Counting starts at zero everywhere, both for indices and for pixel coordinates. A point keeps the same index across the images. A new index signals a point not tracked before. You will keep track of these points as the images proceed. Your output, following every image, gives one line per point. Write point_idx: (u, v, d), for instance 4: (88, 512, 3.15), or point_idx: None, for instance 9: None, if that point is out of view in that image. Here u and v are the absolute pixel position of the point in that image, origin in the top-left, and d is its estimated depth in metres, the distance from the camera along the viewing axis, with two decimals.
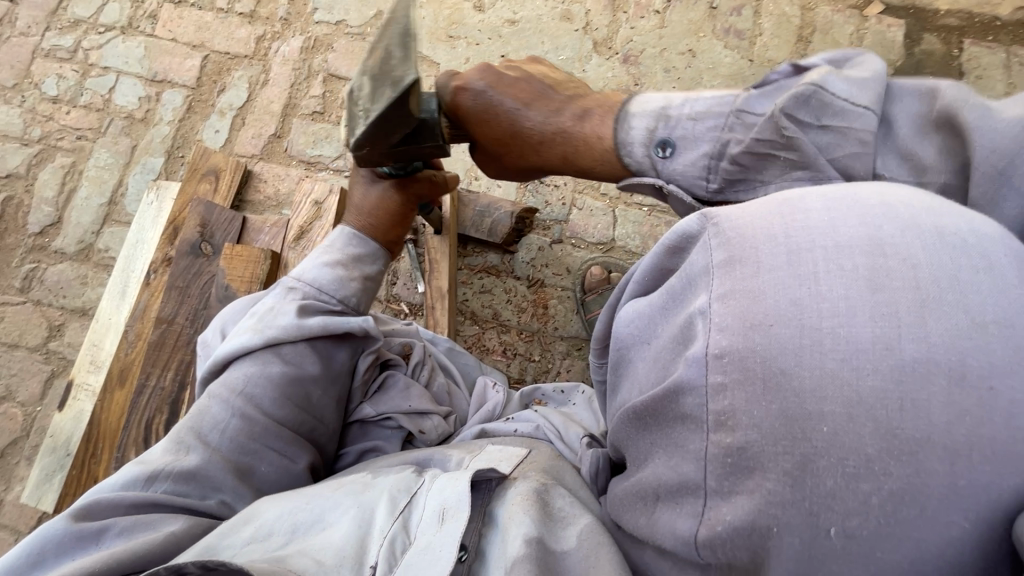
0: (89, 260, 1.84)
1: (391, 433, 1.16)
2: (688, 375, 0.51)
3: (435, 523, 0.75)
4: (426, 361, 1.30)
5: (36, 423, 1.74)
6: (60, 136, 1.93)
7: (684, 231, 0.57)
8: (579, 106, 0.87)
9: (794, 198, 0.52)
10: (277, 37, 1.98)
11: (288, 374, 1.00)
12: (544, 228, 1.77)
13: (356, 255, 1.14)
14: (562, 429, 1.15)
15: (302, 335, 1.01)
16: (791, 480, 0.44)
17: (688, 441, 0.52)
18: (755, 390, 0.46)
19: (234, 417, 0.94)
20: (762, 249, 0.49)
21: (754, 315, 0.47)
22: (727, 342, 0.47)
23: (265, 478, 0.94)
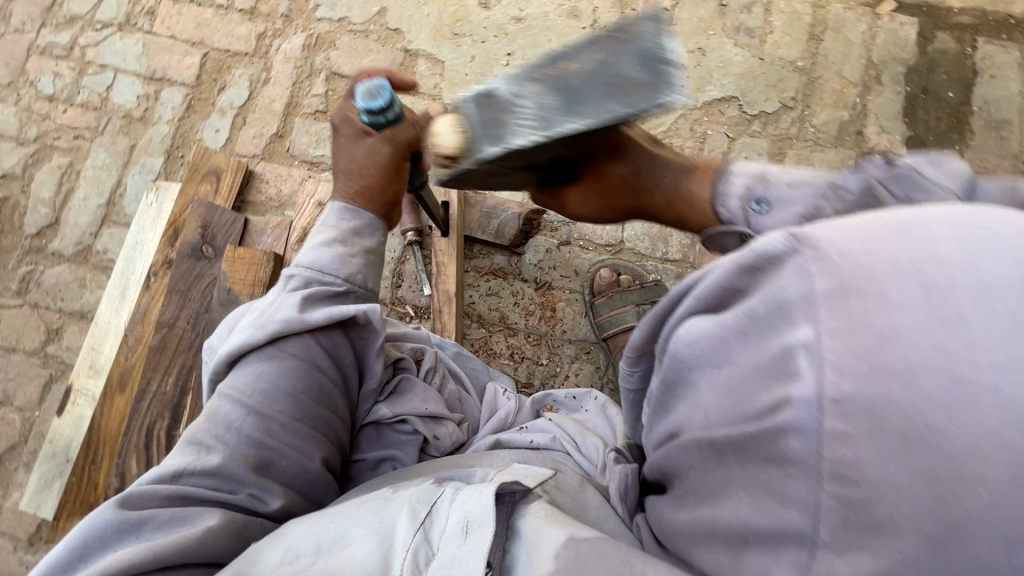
0: (87, 262, 1.81)
1: (406, 439, 1.14)
2: (798, 417, 0.45)
3: (459, 536, 0.73)
4: (438, 367, 1.27)
5: (34, 429, 1.70)
6: (57, 135, 1.89)
7: (768, 252, 0.49)
8: (683, 166, 1.00)
9: (909, 224, 0.44)
10: (278, 34, 1.94)
11: (299, 368, 0.94)
12: (551, 229, 1.74)
13: (354, 230, 1.07)
14: (578, 438, 1.21)
15: (306, 327, 0.95)
16: (934, 544, 0.38)
17: (790, 487, 0.46)
18: (890, 443, 0.40)
19: (248, 415, 0.88)
20: (889, 283, 0.42)
21: (887, 361, 0.40)
22: (848, 385, 0.42)
23: (286, 470, 0.89)
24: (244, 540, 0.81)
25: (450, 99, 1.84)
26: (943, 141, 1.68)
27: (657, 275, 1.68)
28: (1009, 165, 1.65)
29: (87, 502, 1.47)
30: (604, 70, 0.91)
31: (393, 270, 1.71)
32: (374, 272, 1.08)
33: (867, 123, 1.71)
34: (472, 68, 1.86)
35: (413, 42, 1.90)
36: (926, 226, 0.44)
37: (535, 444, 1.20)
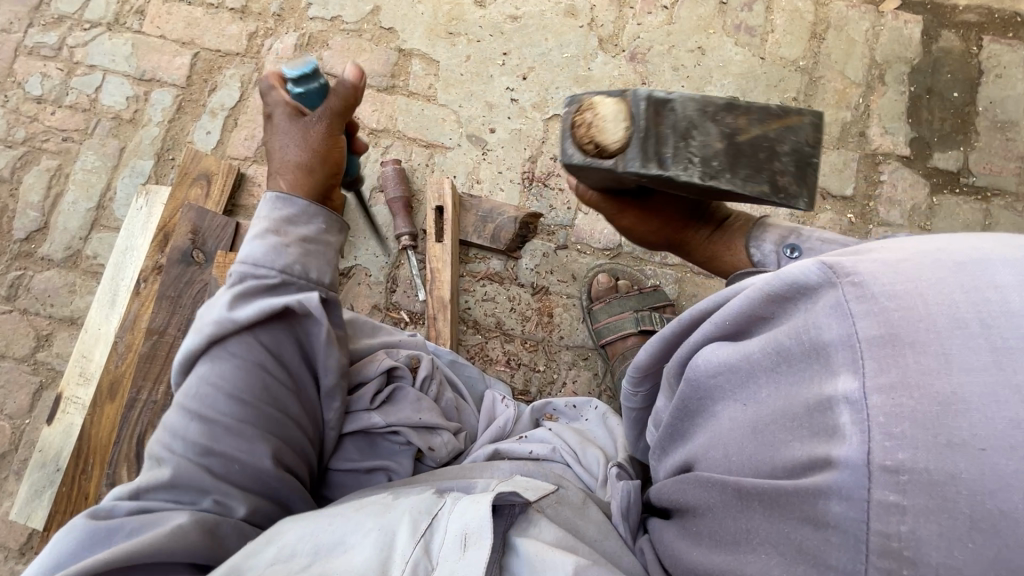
0: (77, 267, 1.78)
1: (400, 449, 1.13)
2: (844, 480, 0.49)
3: (458, 548, 0.77)
4: (434, 376, 1.24)
5: (25, 437, 1.68)
6: (46, 137, 1.86)
7: (805, 282, 0.57)
8: (719, 219, 1.15)
9: (972, 265, 0.50)
10: (270, 34, 1.91)
11: (235, 370, 0.88)
12: (548, 233, 1.70)
13: (288, 219, 0.98)
14: (579, 450, 1.19)
15: (234, 325, 0.89)
16: None
17: (831, 555, 0.50)
18: (956, 526, 0.42)
19: (192, 421, 0.85)
20: (957, 339, 0.46)
21: (957, 433, 0.43)
22: (906, 457, 0.45)
23: (254, 468, 0.86)
24: (219, 539, 0.80)
25: (445, 100, 1.80)
26: (947, 142, 1.66)
27: (655, 280, 1.65)
28: (1015, 167, 1.63)
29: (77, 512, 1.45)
30: (791, 145, 0.91)
31: (388, 275, 1.68)
32: (317, 261, 0.99)
33: (870, 124, 1.68)
34: (467, 69, 1.83)
35: (407, 42, 1.87)
36: (995, 281, 0.48)
37: (535, 454, 1.18)
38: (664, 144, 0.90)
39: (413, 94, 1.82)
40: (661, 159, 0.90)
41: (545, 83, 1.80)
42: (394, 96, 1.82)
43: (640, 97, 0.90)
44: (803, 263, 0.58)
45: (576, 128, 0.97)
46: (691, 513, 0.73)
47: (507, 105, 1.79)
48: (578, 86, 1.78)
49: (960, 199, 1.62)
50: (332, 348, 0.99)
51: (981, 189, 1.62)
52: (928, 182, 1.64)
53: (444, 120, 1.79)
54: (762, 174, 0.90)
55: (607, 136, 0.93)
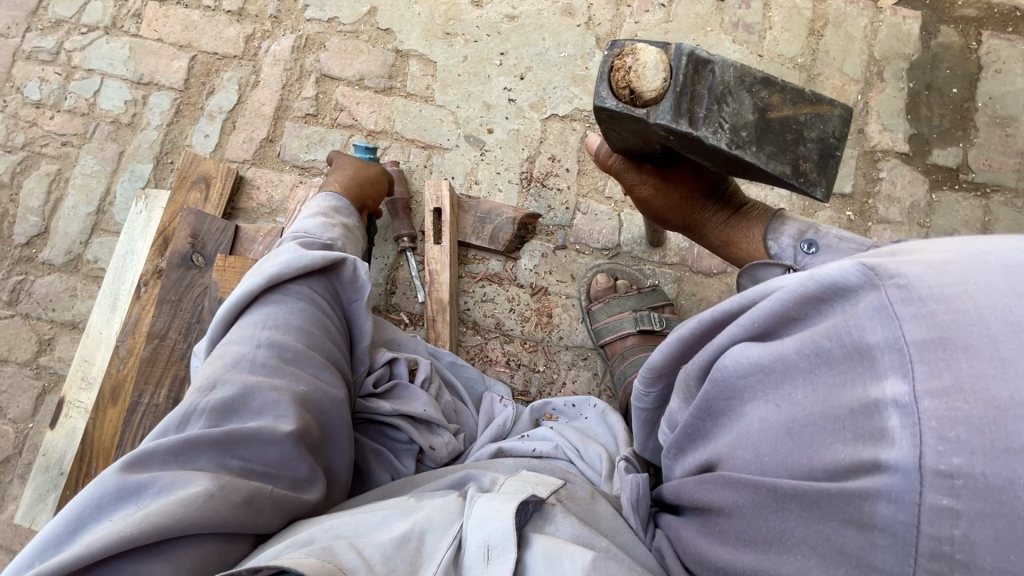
0: (78, 271, 1.79)
1: (401, 446, 1.14)
2: (895, 484, 0.49)
3: (481, 561, 0.77)
4: (433, 377, 1.26)
5: (28, 441, 1.69)
6: (44, 142, 1.86)
7: (846, 283, 0.58)
8: (738, 204, 1.19)
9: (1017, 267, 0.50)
10: (267, 36, 1.90)
11: (300, 306, 1.03)
12: (547, 233, 1.70)
13: (334, 208, 1.33)
14: (581, 447, 1.21)
15: (299, 265, 1.07)
16: None
17: (877, 558, 0.51)
18: (1013, 531, 0.43)
19: (259, 347, 0.92)
20: (1011, 341, 0.46)
21: (1014, 440, 0.43)
22: (961, 464, 0.45)
23: (305, 392, 0.91)
24: (253, 511, 0.76)
25: (443, 101, 1.80)
26: (946, 139, 1.65)
27: (654, 279, 1.66)
28: (1014, 163, 1.62)
29: None
30: (818, 133, 0.93)
31: (387, 276, 1.69)
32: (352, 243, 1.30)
33: (869, 121, 1.67)
34: (464, 69, 1.83)
35: (404, 43, 1.86)
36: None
37: (537, 452, 1.19)
38: (698, 103, 0.89)
39: (411, 95, 1.82)
40: (693, 117, 0.89)
41: (542, 83, 1.80)
42: (392, 97, 1.83)
43: (682, 51, 0.89)
44: (841, 265, 0.59)
45: (614, 72, 0.93)
46: (715, 512, 0.74)
47: (505, 105, 1.79)
48: (575, 85, 1.79)
49: (959, 195, 1.62)
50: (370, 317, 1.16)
51: (981, 185, 1.62)
52: (927, 179, 1.63)
53: (442, 121, 1.79)
54: (787, 155, 0.91)
55: (643, 83, 0.90)
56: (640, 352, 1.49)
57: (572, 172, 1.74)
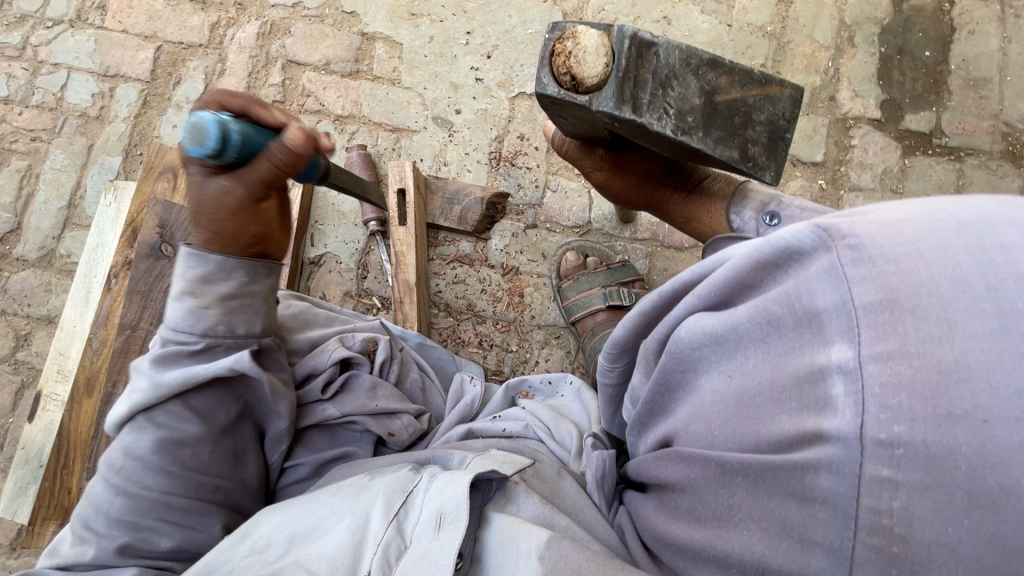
0: (52, 266, 1.79)
1: (361, 435, 1.12)
2: (836, 454, 0.47)
3: (432, 529, 0.77)
4: (392, 359, 1.21)
5: (10, 435, 1.71)
6: (14, 138, 1.85)
7: (800, 245, 0.54)
8: (696, 178, 1.15)
9: (976, 224, 0.47)
10: (232, 23, 1.88)
11: (165, 440, 0.87)
12: (517, 213, 1.69)
13: (201, 277, 0.88)
14: (551, 425, 1.16)
15: (162, 396, 0.87)
16: None
17: (819, 531, 0.49)
18: (952, 501, 0.41)
19: (116, 496, 0.85)
20: (961, 303, 0.43)
21: (958, 406, 0.42)
22: (903, 432, 0.43)
23: (166, 548, 0.87)
24: None
25: (410, 83, 1.79)
26: (919, 103, 1.62)
27: (625, 255, 1.65)
28: (988, 126, 1.59)
29: (60, 506, 1.47)
30: (767, 115, 0.91)
31: (359, 261, 1.68)
32: (242, 319, 0.91)
33: (840, 88, 1.64)
34: (431, 50, 1.81)
35: (370, 25, 1.84)
36: (1000, 240, 0.45)
37: (507, 432, 1.16)
38: (641, 88, 0.84)
39: (378, 78, 1.80)
40: (636, 103, 0.83)
41: (509, 61, 1.78)
42: (358, 81, 1.81)
43: (624, 34, 0.82)
44: (796, 227, 0.55)
45: (555, 56, 0.84)
46: (671, 488, 0.71)
47: (472, 85, 1.77)
48: None
49: (932, 160, 1.59)
50: (281, 397, 0.99)
51: (954, 149, 1.59)
52: (900, 145, 1.61)
53: (409, 103, 1.77)
54: (735, 140, 0.89)
55: (583, 69, 0.81)
56: (611, 327, 1.49)
57: (542, 151, 1.73)
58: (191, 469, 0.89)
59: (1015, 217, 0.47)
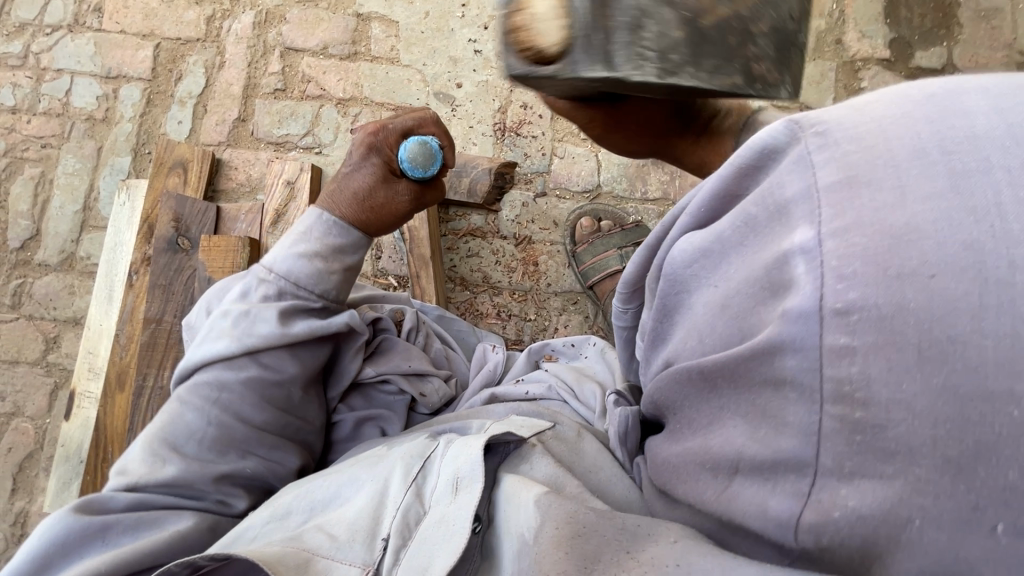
0: (73, 269, 1.83)
1: (393, 399, 1.13)
2: (793, 332, 0.43)
3: (449, 493, 0.75)
4: (420, 327, 1.25)
5: (48, 435, 1.77)
6: (25, 146, 1.88)
7: (772, 142, 0.48)
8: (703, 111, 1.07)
9: (941, 94, 0.42)
10: (228, 15, 1.88)
11: (264, 379, 0.93)
12: (526, 182, 1.69)
13: (337, 247, 0.99)
14: (575, 386, 1.14)
15: (283, 342, 0.93)
16: (953, 468, 0.38)
17: (790, 413, 0.45)
18: (903, 357, 0.38)
19: (211, 425, 0.89)
20: (913, 168, 0.39)
21: (904, 265, 0.38)
22: (858, 296, 0.39)
23: (250, 473, 0.92)
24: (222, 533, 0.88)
25: (408, 60, 1.78)
26: (929, 40, 1.59)
27: (637, 216, 1.64)
28: (1002, 56, 1.56)
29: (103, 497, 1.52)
30: None
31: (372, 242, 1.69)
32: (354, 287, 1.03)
33: (847, 29, 1.61)
34: (427, 27, 1.79)
35: (365, 5, 1.84)
36: (963, 106, 0.41)
37: (530, 395, 1.15)
38: None
39: (376, 58, 1.81)
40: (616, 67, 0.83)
41: None
42: (357, 63, 1.81)
43: None
44: (768, 123, 0.48)
45: None
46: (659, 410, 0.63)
47: (472, 57, 1.76)
48: None
49: None
50: (357, 355, 1.08)
51: None
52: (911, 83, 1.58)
53: (410, 80, 1.77)
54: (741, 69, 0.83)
55: None
56: None
57: (546, 118, 1.72)
58: (279, 408, 0.96)
59: (986, 86, 0.42)
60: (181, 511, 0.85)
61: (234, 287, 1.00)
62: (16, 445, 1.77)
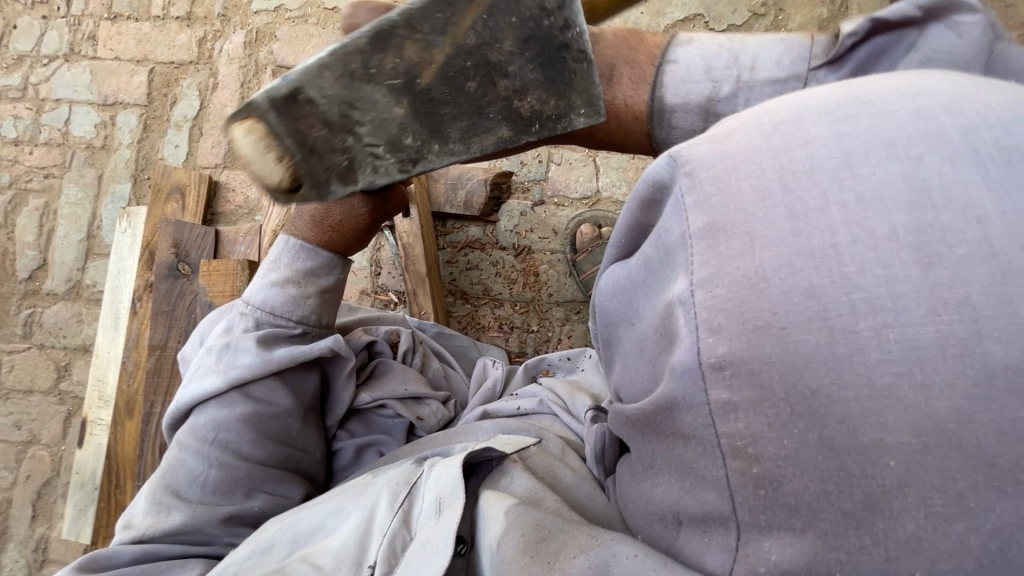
0: (81, 297, 1.85)
1: (392, 423, 1.09)
2: (682, 391, 0.39)
3: (432, 514, 0.74)
4: (416, 347, 1.22)
5: (64, 462, 1.80)
6: (28, 177, 1.90)
7: (655, 179, 0.42)
8: None
9: (787, 121, 0.37)
10: (219, 36, 1.88)
11: (257, 413, 0.91)
12: (523, 191, 1.66)
13: (308, 270, 0.97)
14: (567, 400, 1.05)
15: (268, 371, 0.91)
16: (853, 521, 0.33)
17: (701, 465, 0.40)
18: (778, 414, 0.34)
19: (211, 468, 0.87)
20: (756, 210, 0.35)
21: (756, 316, 0.34)
22: (723, 349, 0.35)
23: (257, 511, 0.90)
24: None
25: None
26: None
27: None
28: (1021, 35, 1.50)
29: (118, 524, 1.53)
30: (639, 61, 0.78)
31: (372, 258, 1.68)
32: (332, 309, 1.01)
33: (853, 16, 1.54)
34: None
35: None
36: (805, 135, 0.35)
37: (522, 410, 1.10)
38: None
39: None
40: None
41: None
42: None
43: None
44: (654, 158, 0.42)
45: None
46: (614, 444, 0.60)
47: None
48: None
49: None
50: (350, 381, 1.05)
51: None
52: None
53: None
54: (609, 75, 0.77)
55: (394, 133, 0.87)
56: None
57: None
58: (277, 442, 0.94)
59: (826, 105, 0.36)
60: (185, 561, 0.82)
61: (220, 326, 1.00)
62: (34, 472, 1.80)
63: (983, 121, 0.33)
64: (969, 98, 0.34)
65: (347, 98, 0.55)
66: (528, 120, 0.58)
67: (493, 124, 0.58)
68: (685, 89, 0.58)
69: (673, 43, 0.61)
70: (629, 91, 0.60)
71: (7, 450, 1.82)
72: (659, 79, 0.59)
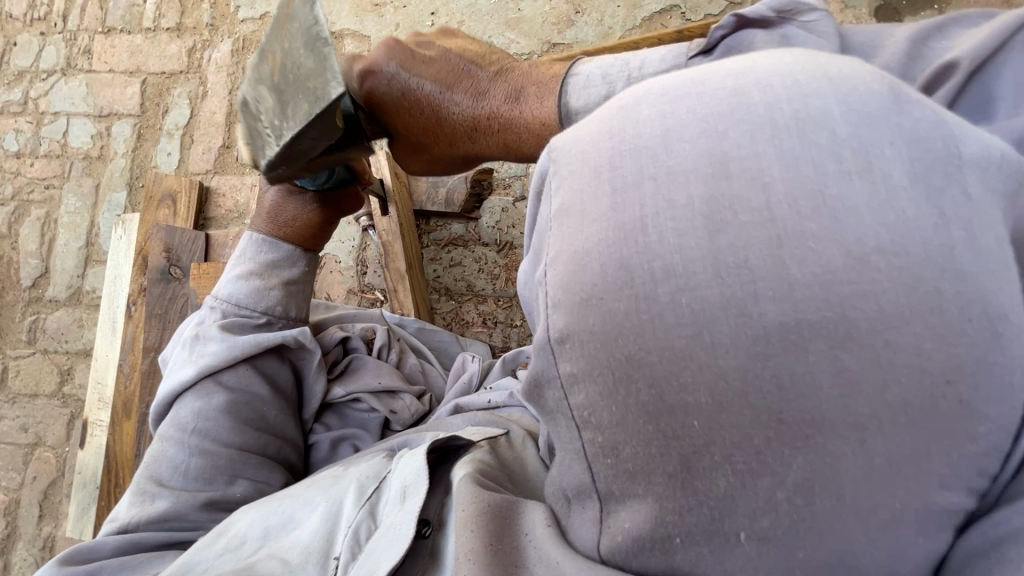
0: (81, 303, 1.91)
1: (367, 418, 1.11)
2: (543, 366, 0.44)
3: (399, 502, 0.76)
4: (392, 342, 1.24)
5: (68, 463, 1.86)
6: (30, 189, 1.97)
7: (542, 171, 0.47)
8: (511, 85, 0.78)
9: (628, 104, 0.42)
10: (207, 45, 1.93)
11: (235, 402, 0.94)
12: (504, 187, 1.67)
13: (271, 262, 1.04)
14: None
15: (234, 357, 0.95)
16: (677, 481, 0.38)
17: (567, 437, 0.46)
18: (606, 381, 0.39)
19: (194, 455, 0.90)
20: (587, 192, 0.40)
21: (581, 288, 0.39)
22: (563, 323, 0.40)
23: (240, 498, 0.92)
24: None
25: None
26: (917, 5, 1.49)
27: None
28: None
29: None
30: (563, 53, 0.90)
31: (358, 258, 1.71)
32: (299, 300, 1.07)
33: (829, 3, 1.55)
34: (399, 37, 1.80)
35: (337, 23, 1.85)
36: (636, 116, 0.40)
37: (493, 404, 1.10)
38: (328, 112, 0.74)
39: None
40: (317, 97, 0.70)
41: (477, 35, 1.75)
42: None
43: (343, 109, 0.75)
44: (541, 154, 0.46)
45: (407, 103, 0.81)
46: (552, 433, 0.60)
47: None
48: (510, 30, 1.73)
49: None
50: (320, 376, 1.08)
51: None
52: None
53: None
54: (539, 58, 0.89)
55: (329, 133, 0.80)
56: None
57: None
58: (258, 429, 0.97)
59: (666, 87, 0.41)
60: (162, 553, 0.83)
61: (189, 324, 1.05)
62: (40, 473, 1.86)
63: (790, 96, 0.37)
64: (786, 75, 0.38)
65: (254, 97, 0.73)
66: (321, 96, 0.69)
67: (303, 101, 0.70)
68: (586, 94, 0.72)
69: (577, 63, 0.75)
70: (535, 105, 0.75)
71: (15, 452, 1.88)
72: (563, 90, 0.74)
